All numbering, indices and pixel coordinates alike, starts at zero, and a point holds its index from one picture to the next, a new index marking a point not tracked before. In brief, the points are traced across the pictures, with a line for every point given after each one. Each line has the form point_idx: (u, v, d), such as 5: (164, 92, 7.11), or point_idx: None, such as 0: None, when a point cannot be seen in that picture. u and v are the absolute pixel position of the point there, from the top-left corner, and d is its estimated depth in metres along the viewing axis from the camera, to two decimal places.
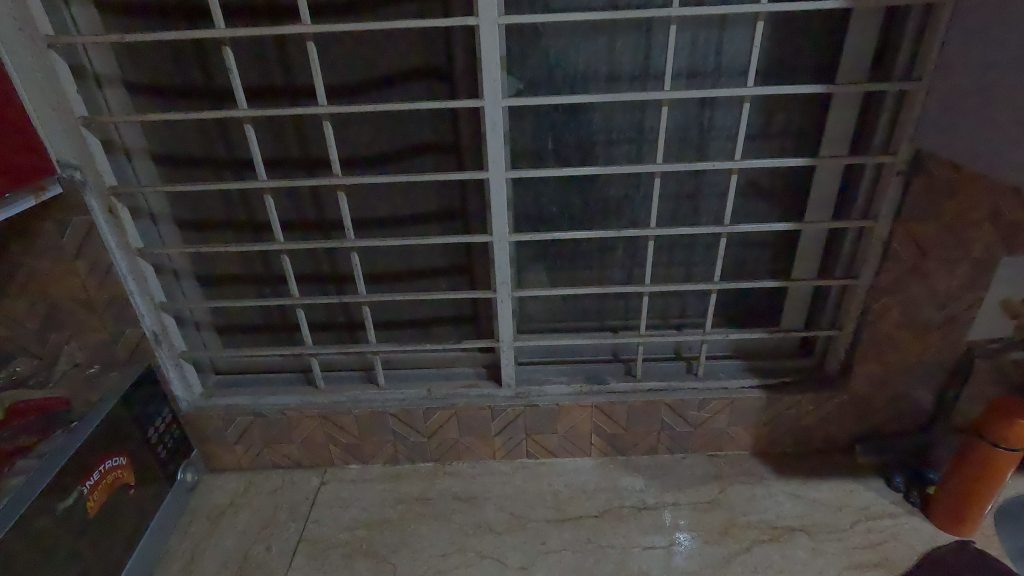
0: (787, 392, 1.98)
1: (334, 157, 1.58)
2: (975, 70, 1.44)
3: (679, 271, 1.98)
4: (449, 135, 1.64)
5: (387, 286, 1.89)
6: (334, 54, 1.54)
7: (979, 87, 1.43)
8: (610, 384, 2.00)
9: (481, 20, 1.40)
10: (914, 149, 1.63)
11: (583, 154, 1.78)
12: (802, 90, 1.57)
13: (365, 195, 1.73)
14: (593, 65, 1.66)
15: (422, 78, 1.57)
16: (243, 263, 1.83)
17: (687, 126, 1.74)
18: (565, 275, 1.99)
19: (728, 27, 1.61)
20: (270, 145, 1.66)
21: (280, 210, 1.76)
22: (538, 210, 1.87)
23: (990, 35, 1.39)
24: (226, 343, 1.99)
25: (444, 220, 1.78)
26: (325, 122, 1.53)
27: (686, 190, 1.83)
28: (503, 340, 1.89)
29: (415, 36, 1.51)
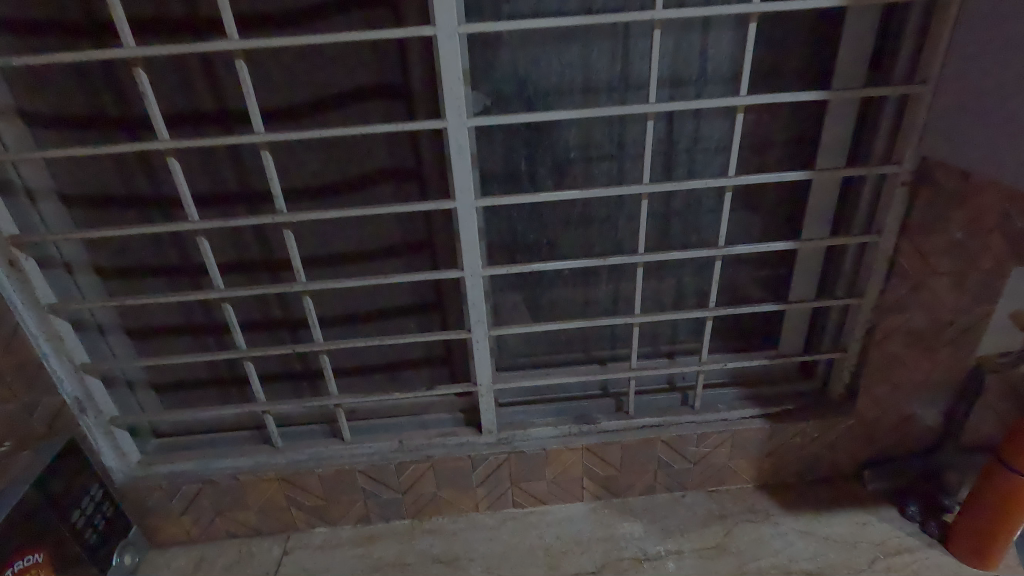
0: (792, 421, 1.82)
1: (277, 191, 1.37)
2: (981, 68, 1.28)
3: (669, 296, 1.82)
4: (409, 159, 1.46)
5: (347, 331, 1.68)
6: (268, 74, 1.33)
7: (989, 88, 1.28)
8: (601, 423, 1.82)
9: (440, 30, 1.21)
10: (920, 157, 1.45)
11: (559, 176, 1.61)
12: (801, 98, 1.40)
13: (317, 231, 1.53)
14: (567, 76, 1.48)
15: (375, 97, 1.37)
16: (180, 312, 1.61)
17: (673, 138, 1.57)
18: (544, 304, 1.82)
19: (713, 31, 1.44)
20: (205, 179, 1.46)
21: (221, 251, 1.55)
22: (513, 237, 1.69)
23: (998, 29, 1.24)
24: (167, 403, 1.76)
25: (408, 254, 1.58)
26: (263, 152, 1.33)
27: (674, 208, 1.67)
28: (481, 384, 1.70)
29: (362, 49, 1.32)
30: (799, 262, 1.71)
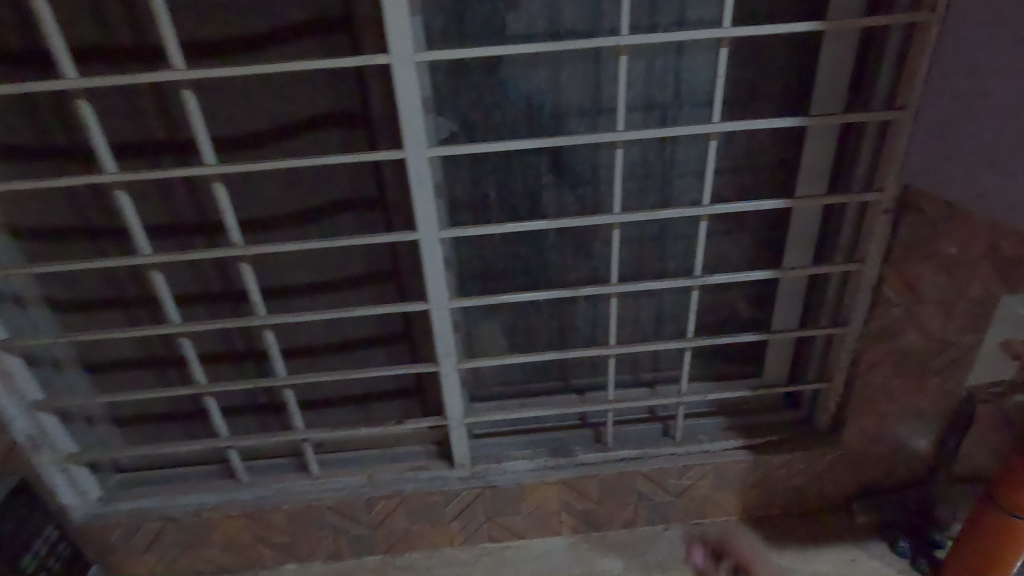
0: (776, 453, 1.76)
1: (231, 223, 1.33)
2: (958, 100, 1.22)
3: (649, 324, 1.75)
4: (372, 188, 1.40)
5: (313, 363, 1.63)
6: (219, 103, 1.28)
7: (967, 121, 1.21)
8: (578, 455, 1.75)
9: (395, 58, 1.16)
10: (903, 185, 1.39)
11: (529, 203, 1.53)
12: (776, 124, 1.34)
13: (277, 263, 1.47)
14: (534, 102, 1.42)
15: (332, 125, 1.32)
16: (139, 345, 1.56)
17: (647, 164, 1.51)
18: (519, 333, 1.75)
19: (687, 54, 1.38)
20: (161, 209, 1.41)
21: (179, 284, 1.49)
22: (484, 265, 1.62)
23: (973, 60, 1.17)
24: (129, 438, 1.71)
25: (374, 284, 1.53)
26: (216, 184, 1.29)
27: (650, 235, 1.61)
28: (452, 418, 1.65)
29: (317, 77, 1.27)
30: (780, 290, 1.64)
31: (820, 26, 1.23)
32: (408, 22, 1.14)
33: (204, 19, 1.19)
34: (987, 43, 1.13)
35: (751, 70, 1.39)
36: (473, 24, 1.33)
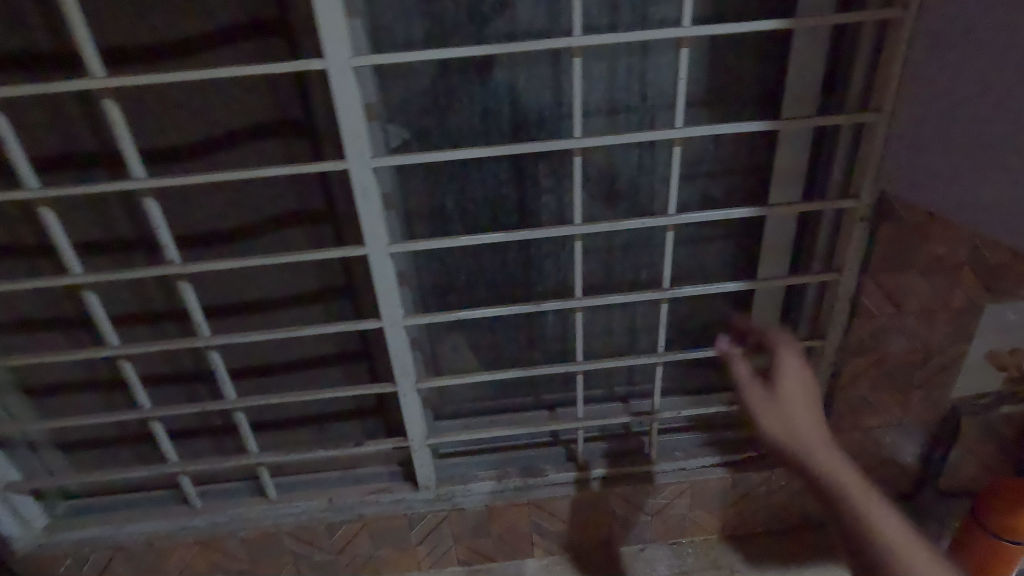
0: (755, 470, 1.68)
1: (167, 239, 1.26)
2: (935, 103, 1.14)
3: (621, 337, 1.68)
4: (319, 201, 1.33)
5: (267, 383, 1.55)
6: (151, 113, 1.20)
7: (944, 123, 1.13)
8: (548, 475, 1.67)
9: (330, 63, 1.09)
10: (879, 191, 1.31)
11: (490, 213, 1.46)
12: (743, 129, 1.25)
13: (223, 280, 1.40)
14: (489, 107, 1.34)
15: (273, 135, 1.25)
16: (82, 367, 1.49)
17: (612, 171, 1.42)
18: (486, 348, 1.67)
19: (650, 55, 1.30)
20: (96, 225, 1.33)
21: (122, 301, 1.43)
22: (445, 278, 1.54)
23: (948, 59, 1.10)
24: (77, 463, 1.63)
25: (327, 301, 1.45)
26: (148, 198, 1.22)
27: (619, 245, 1.53)
28: (414, 440, 1.57)
29: (254, 84, 1.19)
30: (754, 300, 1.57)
31: (786, 23, 1.15)
32: (342, 25, 1.07)
33: (127, 24, 1.11)
34: (964, 40, 1.05)
35: (717, 72, 1.31)
36: (422, 25, 1.24)
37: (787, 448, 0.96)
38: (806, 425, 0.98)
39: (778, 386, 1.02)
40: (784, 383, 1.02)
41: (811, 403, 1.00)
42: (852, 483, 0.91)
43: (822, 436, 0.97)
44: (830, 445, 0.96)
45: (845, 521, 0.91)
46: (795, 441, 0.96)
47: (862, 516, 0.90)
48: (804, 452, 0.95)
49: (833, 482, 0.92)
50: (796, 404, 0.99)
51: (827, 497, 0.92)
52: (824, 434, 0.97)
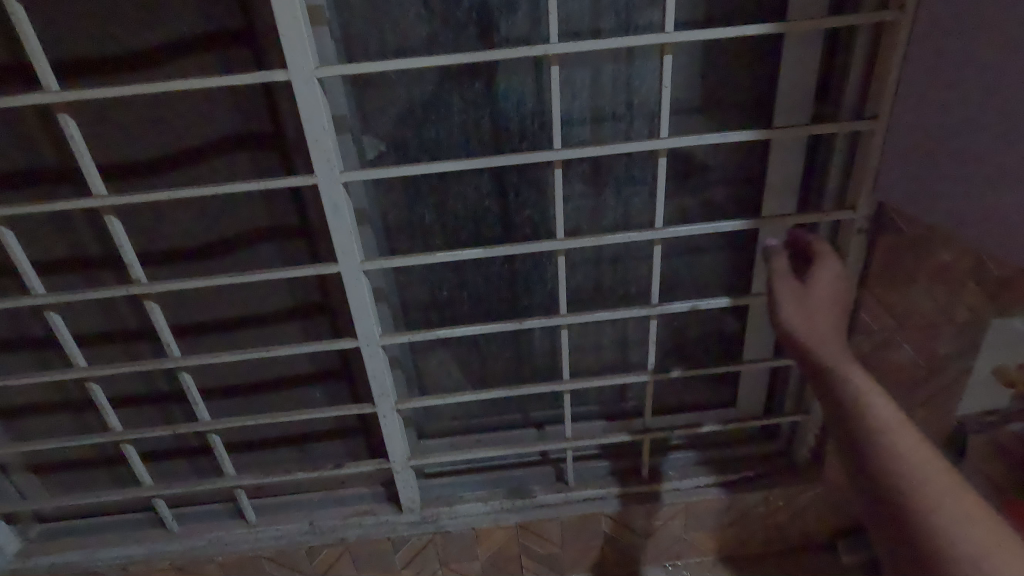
0: (752, 490, 1.62)
1: (130, 258, 1.21)
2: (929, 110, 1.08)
3: (611, 352, 1.62)
4: (290, 216, 1.27)
5: (244, 403, 1.51)
6: (111, 127, 1.15)
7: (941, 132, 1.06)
8: (536, 496, 1.62)
9: (293, 74, 1.04)
10: (876, 202, 1.25)
11: (472, 226, 1.40)
12: (732, 138, 1.19)
13: (194, 298, 1.35)
14: (467, 117, 1.28)
15: (239, 148, 1.19)
16: (51, 388, 1.44)
17: (598, 182, 1.37)
18: (472, 366, 1.61)
19: (635, 62, 1.24)
20: (62, 243, 1.28)
21: (90, 320, 1.38)
22: (427, 293, 1.48)
23: (944, 64, 1.03)
24: (52, 485, 1.59)
25: (303, 318, 1.40)
26: (109, 216, 1.17)
27: (607, 258, 1.47)
28: (395, 461, 1.52)
29: (217, 96, 1.14)
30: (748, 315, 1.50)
31: (774, 28, 1.08)
32: (304, 34, 1.01)
33: (82, 36, 1.07)
34: (961, 44, 0.99)
35: (705, 78, 1.25)
36: (394, 33, 1.18)
37: (809, 339, 1.06)
38: (825, 325, 1.08)
39: (824, 287, 1.12)
40: (820, 285, 1.13)
41: (835, 309, 1.11)
42: (859, 375, 1.01)
43: (838, 337, 1.07)
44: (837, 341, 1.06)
45: (843, 400, 0.99)
46: (818, 335, 1.06)
47: (860, 394, 0.98)
48: (817, 343, 1.05)
49: (841, 369, 1.02)
50: (820, 306, 1.10)
51: (836, 379, 1.01)
52: (831, 332, 1.07)
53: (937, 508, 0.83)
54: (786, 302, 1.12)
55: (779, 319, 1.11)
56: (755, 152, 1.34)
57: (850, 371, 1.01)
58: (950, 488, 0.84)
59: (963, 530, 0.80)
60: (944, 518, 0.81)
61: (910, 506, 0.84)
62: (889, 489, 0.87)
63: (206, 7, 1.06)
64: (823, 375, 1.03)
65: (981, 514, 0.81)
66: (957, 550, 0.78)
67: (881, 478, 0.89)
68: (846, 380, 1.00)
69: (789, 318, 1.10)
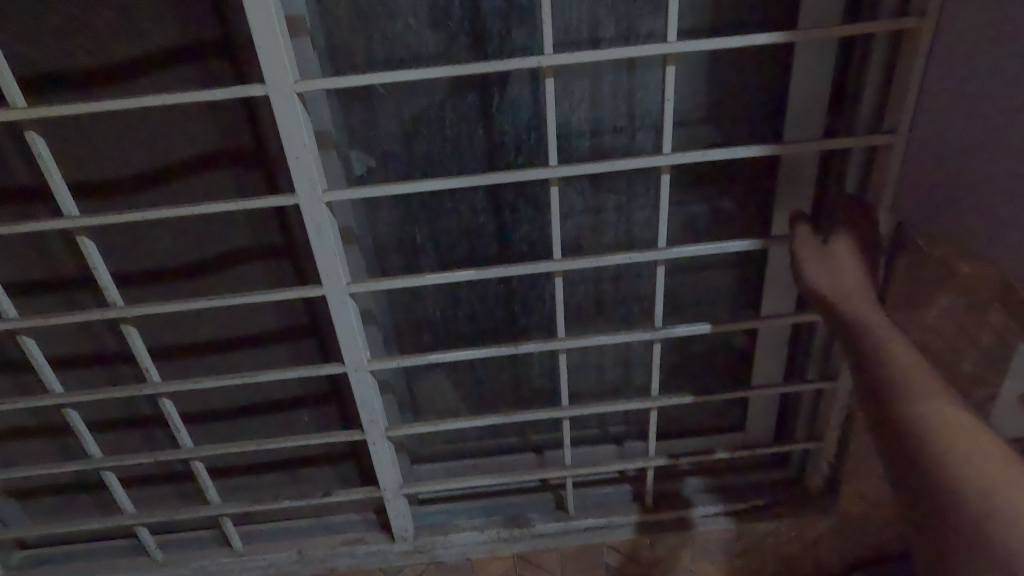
0: (760, 519, 1.55)
1: (105, 281, 1.15)
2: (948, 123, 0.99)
3: (613, 375, 1.54)
4: (273, 236, 1.21)
5: (230, 428, 1.45)
6: (84, 143, 1.10)
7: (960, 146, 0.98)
8: (535, 525, 1.56)
9: (271, 89, 0.98)
10: (895, 221, 1.17)
11: (465, 244, 1.34)
12: (739, 154, 1.12)
13: (174, 321, 1.29)
14: (459, 130, 1.21)
15: (219, 165, 1.13)
16: (29, 413, 1.38)
17: (598, 198, 1.30)
18: (469, 389, 1.54)
19: (636, 73, 1.18)
20: (35, 264, 1.22)
21: (67, 344, 1.31)
22: (419, 314, 1.42)
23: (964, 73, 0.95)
24: (32, 511, 1.54)
25: (289, 341, 1.34)
26: (81, 237, 1.11)
27: (608, 277, 1.40)
28: (386, 489, 1.46)
29: (195, 111, 1.08)
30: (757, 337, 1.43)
31: (784, 37, 1.01)
32: (281, 47, 0.96)
33: (52, 49, 1.01)
34: (978, 56, 0.91)
35: (711, 89, 1.18)
36: (382, 43, 1.12)
37: (834, 295, 1.08)
38: (852, 279, 1.09)
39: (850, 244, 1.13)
40: (842, 247, 1.12)
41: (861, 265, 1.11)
42: (884, 328, 1.04)
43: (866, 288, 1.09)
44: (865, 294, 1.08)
45: (867, 352, 1.03)
46: (843, 289, 1.08)
47: (883, 347, 1.02)
48: (843, 300, 1.07)
49: (867, 323, 1.05)
50: (846, 262, 1.11)
51: (861, 333, 1.04)
52: (859, 286, 1.09)
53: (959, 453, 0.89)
54: (813, 260, 1.12)
55: (803, 276, 1.12)
56: (763, 167, 1.27)
57: (876, 326, 1.04)
58: (964, 434, 0.91)
59: (980, 465, 0.87)
60: (961, 458, 0.89)
61: (929, 448, 0.91)
62: (911, 433, 0.95)
63: (180, 18, 1.00)
64: (850, 328, 1.06)
65: (994, 453, 0.88)
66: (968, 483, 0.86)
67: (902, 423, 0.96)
68: (872, 335, 1.03)
69: (813, 277, 1.10)
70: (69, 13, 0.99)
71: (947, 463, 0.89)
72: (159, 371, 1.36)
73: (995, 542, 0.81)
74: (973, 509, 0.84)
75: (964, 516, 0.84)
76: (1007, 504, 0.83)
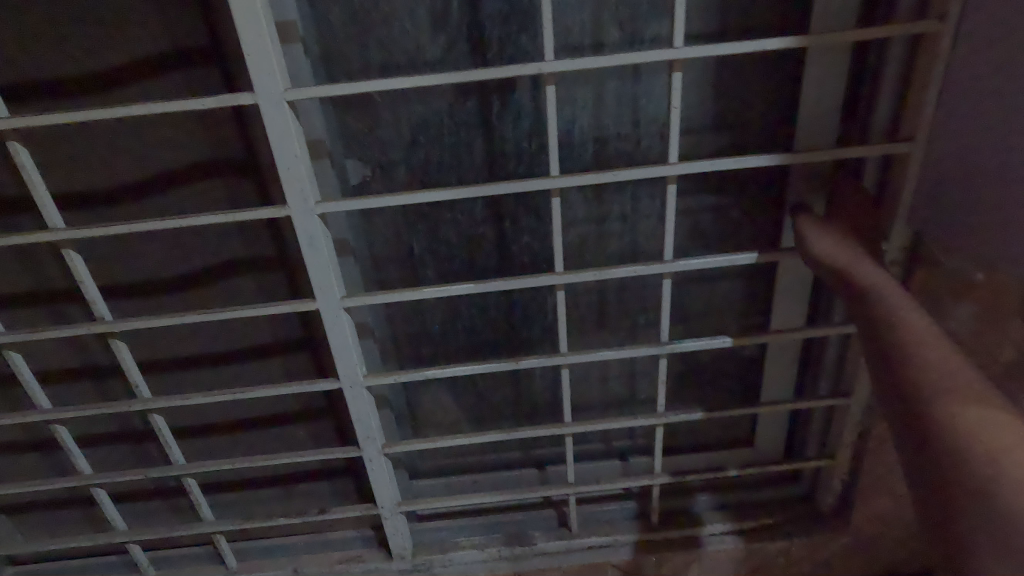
0: (770, 538, 1.50)
1: (93, 295, 1.12)
2: (970, 131, 0.94)
3: (618, 389, 1.49)
4: (267, 247, 1.17)
5: (225, 443, 1.41)
6: (70, 153, 1.06)
7: (981, 155, 0.93)
8: (537, 544, 1.52)
9: (260, 97, 0.94)
10: (913, 233, 1.12)
11: (465, 255, 1.29)
12: (749, 164, 1.07)
13: (166, 334, 1.26)
14: (458, 138, 1.17)
15: (209, 175, 1.10)
16: (18, 428, 1.35)
17: (602, 207, 1.26)
18: (470, 403, 1.50)
19: (641, 78, 1.14)
20: (22, 276, 1.18)
21: (56, 358, 1.28)
22: (418, 326, 1.38)
23: (986, 78, 0.90)
24: (24, 527, 1.50)
25: (284, 355, 1.30)
26: (67, 250, 1.07)
27: (612, 289, 1.36)
28: (385, 506, 1.42)
29: (183, 119, 1.04)
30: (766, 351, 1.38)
31: (796, 41, 0.97)
32: (271, 54, 0.92)
33: (37, 57, 0.98)
34: (1001, 59, 0.87)
35: (719, 95, 1.14)
36: (379, 50, 1.08)
37: (842, 262, 1.02)
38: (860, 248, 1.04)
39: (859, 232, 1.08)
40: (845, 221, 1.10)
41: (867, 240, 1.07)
42: (893, 293, 0.96)
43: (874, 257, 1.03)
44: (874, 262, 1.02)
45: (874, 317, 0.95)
46: (851, 257, 1.02)
47: (892, 310, 0.94)
48: (852, 266, 1.01)
49: (876, 287, 0.97)
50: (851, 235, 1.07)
51: (868, 297, 0.97)
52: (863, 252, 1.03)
53: (963, 412, 0.80)
54: (815, 235, 1.09)
55: (809, 249, 1.08)
56: (774, 176, 1.22)
57: (884, 290, 0.97)
58: (971, 396, 0.82)
59: (985, 426, 0.78)
60: (967, 418, 0.80)
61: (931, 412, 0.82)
62: (911, 393, 0.86)
63: (169, 24, 0.97)
64: (857, 293, 0.99)
65: (1001, 417, 0.79)
66: (969, 443, 0.77)
67: (904, 382, 0.87)
68: (880, 299, 0.96)
69: (821, 249, 1.06)
70: (53, 19, 0.95)
71: (950, 421, 0.80)
72: (151, 385, 1.32)
73: (997, 502, 0.72)
74: (975, 470, 0.75)
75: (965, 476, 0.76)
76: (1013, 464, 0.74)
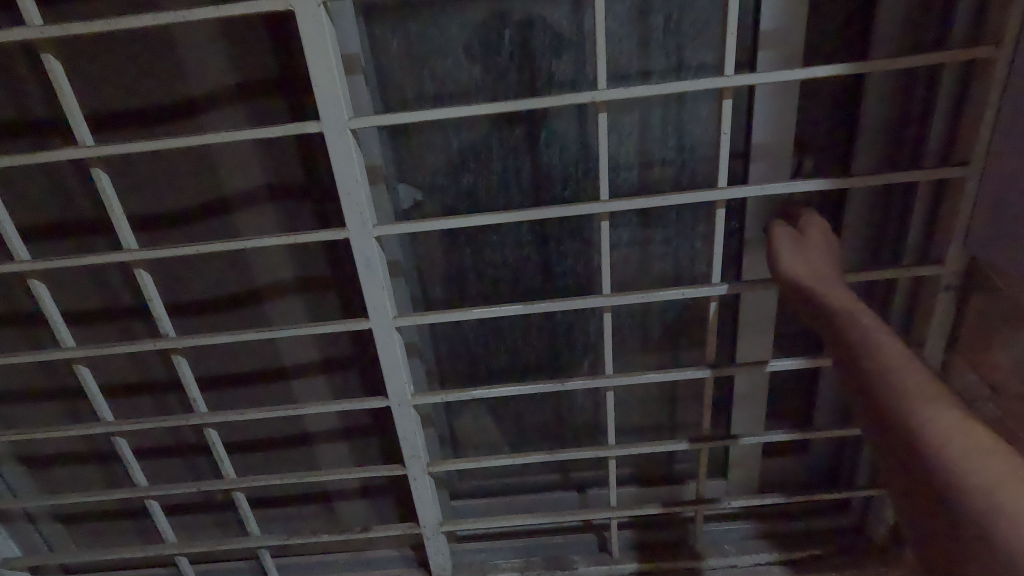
0: (817, 569, 1.46)
1: (160, 312, 1.16)
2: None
3: (660, 412, 1.49)
4: (323, 267, 1.22)
5: (273, 458, 1.45)
6: (145, 177, 1.12)
7: None
8: (577, 568, 1.51)
9: (325, 125, 0.99)
10: (968, 257, 1.11)
11: (513, 276, 1.32)
12: (798, 188, 1.07)
13: (223, 351, 1.31)
14: (507, 162, 1.21)
15: (272, 198, 1.15)
16: (81, 439, 1.40)
17: (648, 230, 1.27)
18: (511, 424, 1.51)
19: (686, 105, 1.16)
20: (93, 294, 1.24)
21: (118, 373, 1.33)
22: (463, 346, 1.40)
23: None
24: (78, 537, 1.55)
25: (334, 372, 1.33)
26: (139, 270, 1.12)
27: (655, 312, 1.37)
28: (427, 526, 1.43)
29: (251, 144, 1.10)
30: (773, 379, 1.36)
31: (848, 69, 0.97)
32: (335, 83, 0.96)
33: (118, 87, 1.04)
34: None
35: None
36: (433, 78, 1.12)
37: (805, 278, 1.00)
38: (827, 265, 1.02)
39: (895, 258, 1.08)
40: (818, 232, 1.06)
41: (835, 258, 1.03)
42: (859, 311, 0.94)
43: (838, 275, 1.01)
44: (840, 282, 1.00)
45: (845, 338, 0.93)
46: (819, 277, 0.99)
47: (863, 332, 0.92)
48: (818, 284, 0.98)
49: (844, 307, 0.95)
50: (817, 250, 1.04)
51: (838, 317, 0.94)
52: (835, 273, 1.00)
53: (949, 440, 0.78)
54: (790, 252, 1.04)
55: (779, 265, 1.03)
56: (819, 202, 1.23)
57: (852, 310, 0.94)
58: (954, 422, 0.80)
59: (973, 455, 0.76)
60: (958, 451, 0.77)
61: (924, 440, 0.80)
62: (899, 425, 0.83)
63: (240, 56, 1.02)
64: (824, 312, 0.96)
65: (991, 444, 0.77)
66: (955, 466, 0.76)
67: (888, 411, 0.85)
68: (852, 319, 0.94)
69: (790, 266, 1.02)
70: (135, 54, 1.02)
71: (943, 447, 0.78)
72: (207, 400, 1.37)
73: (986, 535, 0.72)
74: (974, 501, 0.74)
75: (964, 506, 0.74)
76: (1012, 495, 0.72)
